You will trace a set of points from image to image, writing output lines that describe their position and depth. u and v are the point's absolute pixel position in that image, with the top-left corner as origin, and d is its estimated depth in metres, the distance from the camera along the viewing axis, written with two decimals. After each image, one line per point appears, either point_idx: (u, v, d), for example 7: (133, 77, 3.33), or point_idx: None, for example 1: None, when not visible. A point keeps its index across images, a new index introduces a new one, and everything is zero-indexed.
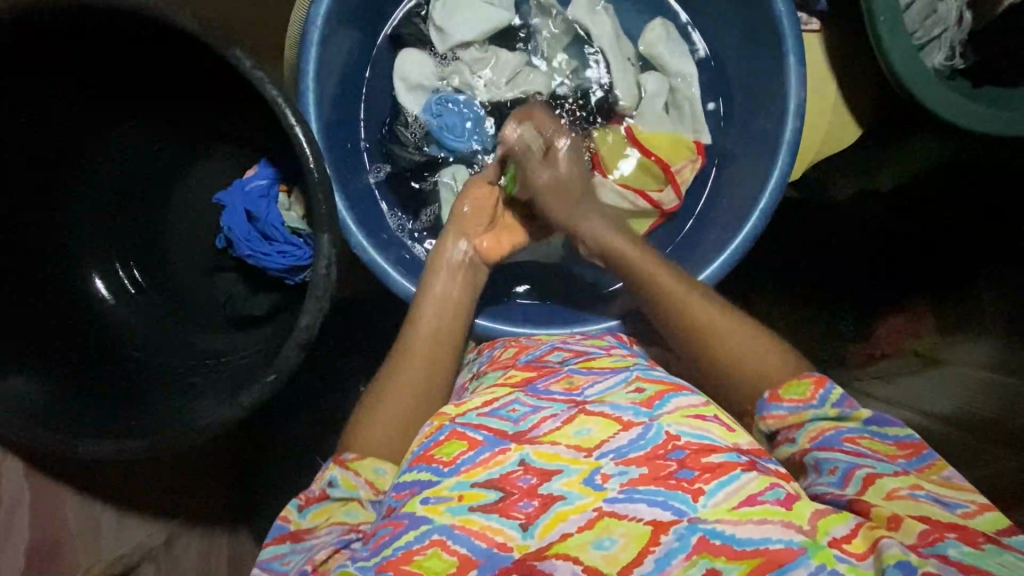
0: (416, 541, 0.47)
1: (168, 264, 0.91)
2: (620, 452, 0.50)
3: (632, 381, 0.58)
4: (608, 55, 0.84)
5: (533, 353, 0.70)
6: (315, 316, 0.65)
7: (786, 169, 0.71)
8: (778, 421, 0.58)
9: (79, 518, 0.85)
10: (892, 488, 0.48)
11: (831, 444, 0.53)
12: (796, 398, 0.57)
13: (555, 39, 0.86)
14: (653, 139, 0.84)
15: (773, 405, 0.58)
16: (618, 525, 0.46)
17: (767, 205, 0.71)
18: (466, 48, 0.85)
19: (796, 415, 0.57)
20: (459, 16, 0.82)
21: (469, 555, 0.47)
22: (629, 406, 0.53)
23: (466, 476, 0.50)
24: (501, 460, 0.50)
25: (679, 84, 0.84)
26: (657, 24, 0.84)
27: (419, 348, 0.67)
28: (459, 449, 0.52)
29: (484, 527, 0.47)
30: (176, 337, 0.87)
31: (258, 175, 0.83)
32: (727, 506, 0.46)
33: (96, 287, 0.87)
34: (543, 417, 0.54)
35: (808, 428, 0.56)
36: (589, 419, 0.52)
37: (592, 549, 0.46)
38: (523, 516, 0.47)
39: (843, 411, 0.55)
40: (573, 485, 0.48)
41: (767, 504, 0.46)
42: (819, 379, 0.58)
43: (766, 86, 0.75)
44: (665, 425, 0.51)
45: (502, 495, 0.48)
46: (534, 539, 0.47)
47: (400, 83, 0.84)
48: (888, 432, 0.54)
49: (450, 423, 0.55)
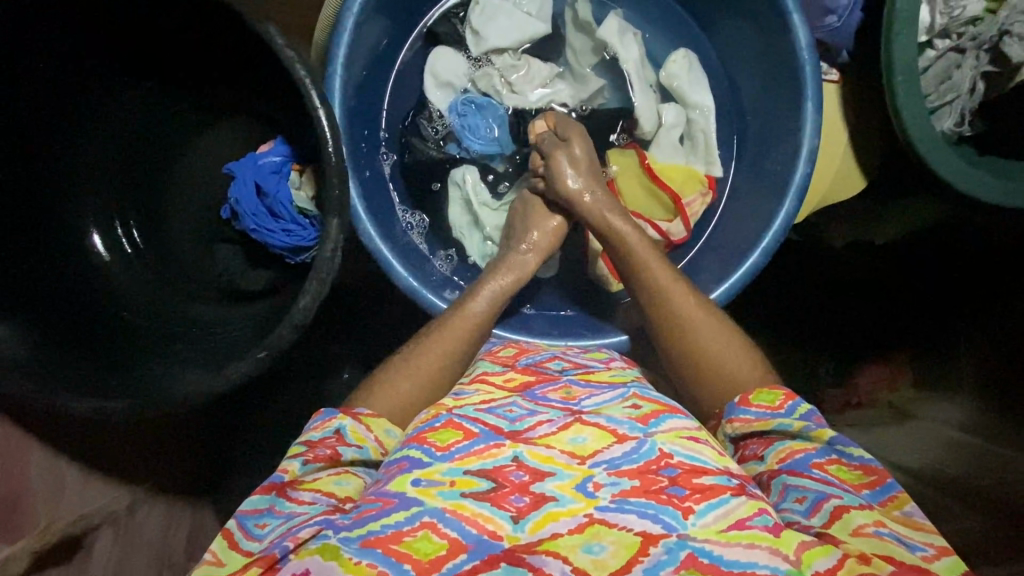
0: (406, 522, 0.47)
1: (167, 227, 0.90)
2: (612, 463, 0.52)
3: (629, 397, 0.61)
4: (633, 80, 0.81)
5: (533, 357, 0.72)
6: (314, 297, 0.65)
7: (789, 217, 0.71)
8: (744, 425, 0.60)
9: (44, 476, 0.82)
10: (859, 523, 0.48)
11: (799, 469, 0.54)
12: (764, 404, 0.60)
13: (582, 55, 0.83)
14: (668, 171, 0.81)
15: (742, 408, 0.60)
16: (608, 533, 0.46)
17: (769, 244, 0.71)
18: (499, 54, 0.83)
19: (762, 422, 0.59)
20: (496, 20, 0.80)
21: (459, 539, 0.46)
22: (626, 420, 0.56)
23: (459, 463, 0.52)
24: (494, 454, 0.53)
25: (697, 117, 0.82)
26: (681, 54, 0.81)
27: (458, 335, 0.70)
28: (453, 437, 0.54)
29: (475, 514, 0.48)
30: (168, 302, 0.86)
31: (272, 152, 0.82)
32: (715, 528, 0.46)
33: (92, 242, 0.86)
34: (539, 421, 0.56)
35: (777, 448, 0.56)
36: (584, 428, 0.55)
37: (581, 551, 0.45)
38: (514, 509, 0.48)
39: (807, 425, 0.58)
40: (564, 489, 0.49)
41: (754, 528, 0.46)
42: (789, 393, 0.61)
43: (781, 122, 0.75)
44: (658, 443, 0.53)
45: (494, 486, 0.50)
46: (524, 533, 0.47)
47: (427, 78, 0.83)
48: (852, 454, 0.55)
49: (447, 413, 0.59)
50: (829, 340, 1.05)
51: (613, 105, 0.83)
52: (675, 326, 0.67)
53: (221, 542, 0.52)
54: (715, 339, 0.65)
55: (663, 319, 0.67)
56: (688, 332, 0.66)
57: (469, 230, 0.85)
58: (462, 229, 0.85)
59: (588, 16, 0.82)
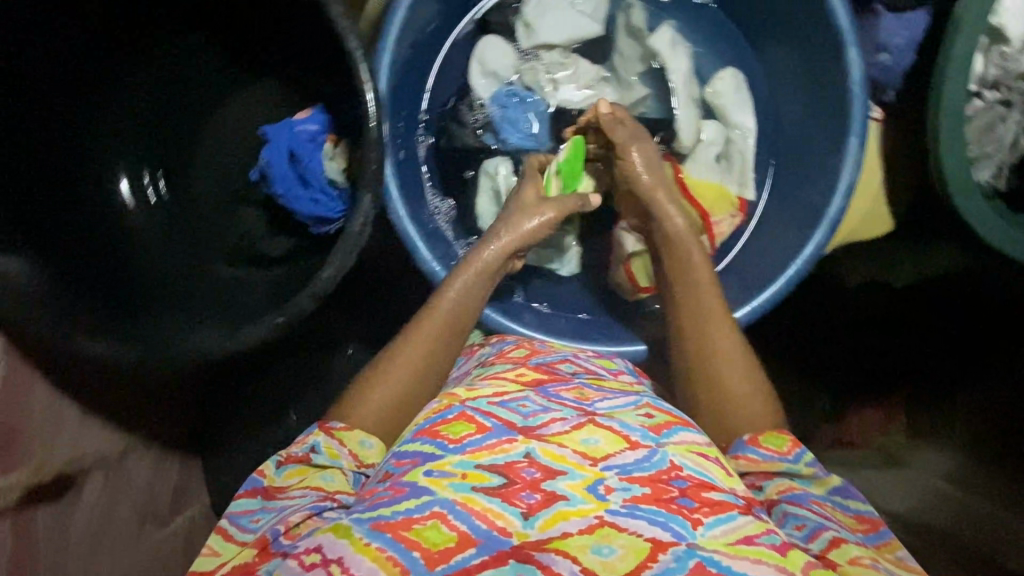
0: (417, 509, 0.48)
1: (192, 179, 0.90)
2: (625, 469, 0.52)
3: (642, 405, 0.61)
4: (678, 93, 0.81)
5: (544, 358, 0.70)
6: (338, 269, 0.65)
7: (819, 249, 0.71)
8: (750, 464, 0.59)
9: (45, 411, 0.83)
10: (857, 555, 0.50)
11: (799, 501, 0.55)
12: (772, 447, 0.59)
13: (630, 62, 0.83)
14: (699, 187, 0.81)
15: (750, 447, 0.59)
16: (618, 536, 0.47)
17: (795, 272, 0.71)
18: (548, 50, 0.83)
19: (769, 462, 0.58)
20: (550, 15, 0.81)
21: (468, 532, 0.47)
22: (639, 427, 0.56)
23: (471, 456, 0.52)
24: (506, 449, 0.53)
25: (736, 138, 0.82)
26: (728, 74, 0.82)
27: (428, 342, 0.67)
28: (466, 430, 0.54)
29: (485, 509, 0.48)
30: (187, 257, 0.87)
31: (309, 120, 0.81)
32: (724, 540, 0.47)
33: (120, 188, 0.86)
34: (552, 418, 0.56)
35: (778, 481, 0.57)
36: (597, 430, 0.55)
37: (591, 552, 0.46)
38: (524, 506, 0.49)
39: (814, 471, 0.59)
40: (576, 489, 0.50)
41: (763, 546, 0.48)
42: (795, 440, 0.60)
43: (823, 152, 0.75)
44: (670, 454, 0.54)
45: (506, 481, 0.50)
46: (533, 530, 0.48)
47: (474, 65, 0.83)
48: (851, 504, 0.57)
49: (460, 404, 0.58)
50: (833, 376, 1.05)
51: (654, 114, 0.82)
52: (699, 348, 0.65)
53: (217, 535, 0.56)
54: (737, 369, 0.64)
55: (690, 339, 0.66)
56: (711, 357, 0.64)
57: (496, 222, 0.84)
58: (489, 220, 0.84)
59: (642, 24, 0.82)
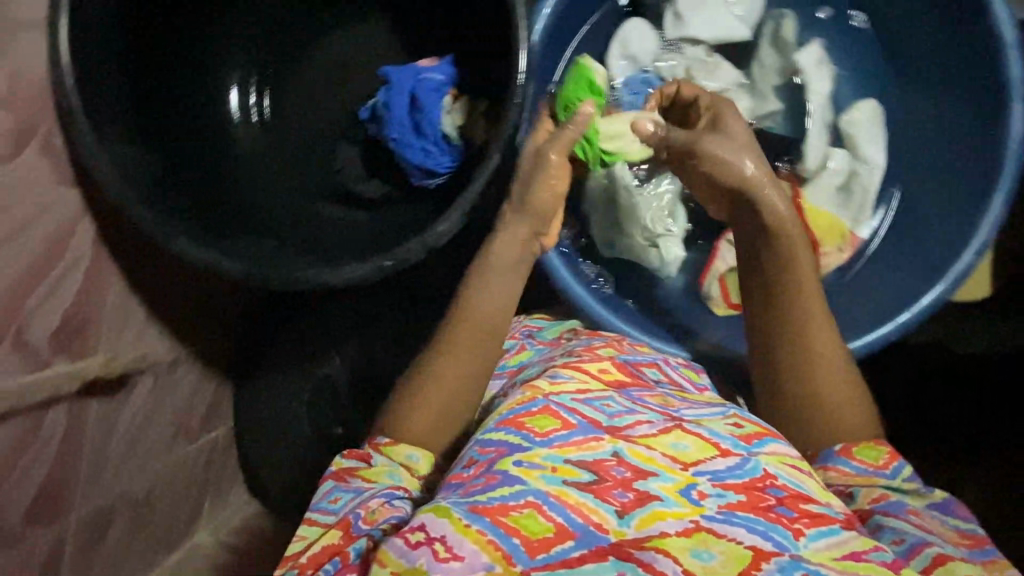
0: (512, 497, 0.46)
1: (297, 100, 0.87)
2: (717, 476, 0.51)
3: (730, 415, 0.60)
4: (812, 119, 0.78)
5: (632, 356, 0.71)
6: (453, 225, 0.66)
7: (938, 300, 0.68)
8: (840, 475, 0.58)
9: (115, 304, 0.81)
10: (964, 573, 0.47)
11: (894, 513, 0.54)
12: (867, 461, 0.58)
13: (769, 73, 0.80)
14: (817, 215, 0.78)
15: (841, 458, 0.58)
16: (717, 542, 0.45)
17: (906, 321, 0.69)
18: (692, 45, 0.80)
19: (865, 477, 0.57)
20: (702, 11, 0.79)
21: (564, 525, 0.46)
22: (729, 436, 0.55)
23: (559, 450, 0.51)
24: (594, 446, 0.52)
25: (863, 171, 0.79)
26: (869, 104, 0.79)
27: (473, 340, 0.64)
28: (552, 425, 0.53)
29: (579, 502, 0.47)
30: (278, 179, 0.86)
31: (436, 69, 0.80)
32: (828, 554, 0.46)
33: (228, 98, 0.85)
34: (637, 420, 0.56)
35: (870, 490, 0.57)
36: (684, 436, 0.54)
37: (691, 555, 0.44)
38: (617, 504, 0.48)
39: (912, 486, 0.58)
40: (668, 491, 0.49)
41: (871, 562, 0.46)
42: (892, 453, 0.59)
43: (958, 204, 0.72)
44: (762, 463, 0.53)
45: (596, 478, 0.49)
46: (630, 529, 0.46)
47: (613, 45, 0.80)
48: (951, 519, 0.55)
49: (544, 397, 0.57)
50: None
51: (782, 131, 0.81)
52: (806, 370, 0.61)
53: (306, 526, 0.57)
54: (841, 391, 0.61)
55: (794, 362, 0.62)
56: (815, 381, 0.61)
57: (601, 208, 0.83)
58: (594, 207, 0.83)
59: (790, 37, 0.79)
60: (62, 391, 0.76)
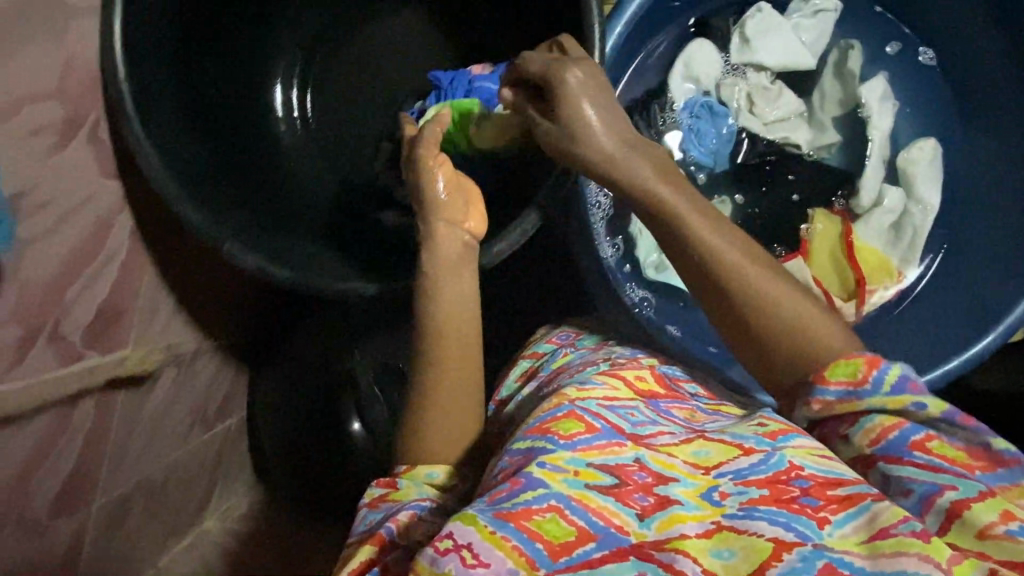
0: (535, 501, 0.46)
1: (341, 97, 0.85)
2: (739, 474, 0.49)
3: (756, 416, 0.57)
4: (874, 150, 0.77)
5: (670, 369, 0.71)
6: (513, 242, 0.66)
7: (987, 349, 0.67)
8: (827, 408, 0.49)
9: (149, 298, 0.79)
10: (986, 523, 0.42)
11: (899, 454, 0.46)
12: (844, 381, 0.49)
13: (831, 104, 0.79)
14: (864, 250, 0.78)
15: (820, 392, 0.49)
16: (738, 539, 0.44)
17: (953, 368, 0.67)
18: (756, 71, 0.77)
19: (848, 404, 0.48)
20: (771, 36, 0.75)
21: (585, 528, 0.45)
22: (752, 435, 0.52)
23: (583, 454, 0.51)
24: (616, 451, 0.52)
25: (916, 212, 0.78)
26: (930, 144, 0.78)
27: (454, 354, 0.59)
28: (577, 429, 0.53)
29: (600, 507, 0.47)
30: (320, 179, 0.84)
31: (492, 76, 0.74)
32: (855, 540, 0.43)
33: (272, 95, 0.83)
34: (661, 430, 0.56)
35: (866, 425, 0.48)
36: (707, 443, 0.54)
37: (711, 555, 0.43)
38: (638, 507, 0.48)
39: (907, 401, 0.48)
40: (689, 496, 0.48)
41: (902, 536, 0.42)
42: (871, 360, 0.49)
43: (1013, 262, 0.72)
44: (788, 454, 0.50)
45: (617, 482, 0.49)
46: (651, 531, 0.46)
47: (678, 64, 0.76)
48: (961, 431, 0.46)
49: (569, 403, 0.57)
50: None
51: (834, 163, 0.79)
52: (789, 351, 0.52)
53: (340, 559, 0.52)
54: (820, 340, 0.51)
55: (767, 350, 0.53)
56: (801, 350, 0.51)
57: (647, 231, 0.84)
58: (642, 228, 0.84)
59: (856, 68, 0.78)
60: (90, 386, 0.74)
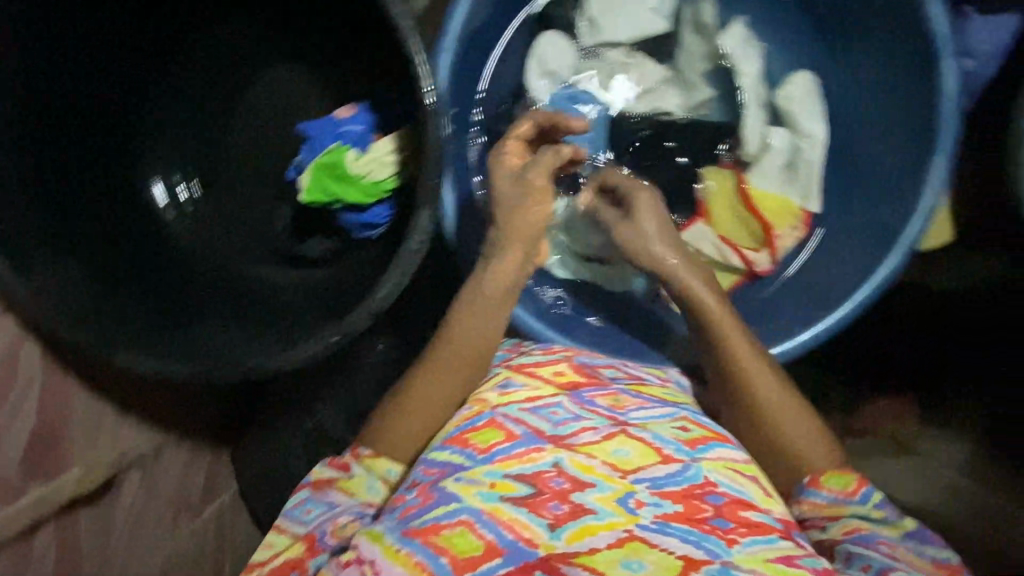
0: (445, 516, 0.50)
1: (221, 169, 0.84)
2: (656, 483, 0.54)
3: (679, 418, 0.62)
4: (745, 93, 0.80)
5: (590, 358, 0.71)
6: (393, 287, 0.63)
7: (892, 275, 0.67)
8: (813, 505, 0.60)
9: (83, 417, 0.79)
10: None
11: (865, 543, 0.56)
12: (836, 488, 0.59)
13: (697, 59, 0.81)
14: (761, 198, 0.80)
15: (813, 489, 0.60)
16: (649, 552, 0.49)
17: (862, 298, 0.68)
18: (610, 48, 0.81)
19: (835, 506, 0.59)
20: (613, 13, 0.79)
21: (494, 542, 0.49)
22: (673, 440, 0.58)
23: (499, 465, 0.53)
24: (534, 458, 0.54)
25: (804, 146, 0.79)
26: (802, 76, 0.79)
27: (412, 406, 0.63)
28: (495, 438, 0.56)
29: (512, 519, 0.50)
30: (223, 256, 0.83)
31: (352, 119, 0.76)
32: (760, 559, 0.50)
33: (152, 192, 0.82)
34: (583, 427, 0.58)
35: (843, 522, 0.58)
36: (627, 441, 0.57)
37: (620, 566, 0.48)
38: (551, 517, 0.50)
39: (883, 514, 0.59)
40: (605, 502, 0.52)
41: (802, 568, 0.50)
42: (861, 480, 0.60)
43: (897, 175, 0.71)
44: (705, 470, 0.56)
45: (534, 491, 0.52)
46: (560, 542, 0.49)
47: (531, 64, 0.79)
48: (927, 548, 0.57)
49: (490, 410, 0.59)
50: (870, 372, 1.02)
51: (715, 117, 0.82)
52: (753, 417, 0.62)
53: (274, 531, 0.61)
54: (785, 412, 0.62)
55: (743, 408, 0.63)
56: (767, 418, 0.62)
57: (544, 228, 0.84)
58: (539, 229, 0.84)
59: (711, 20, 0.80)
60: (44, 513, 0.76)
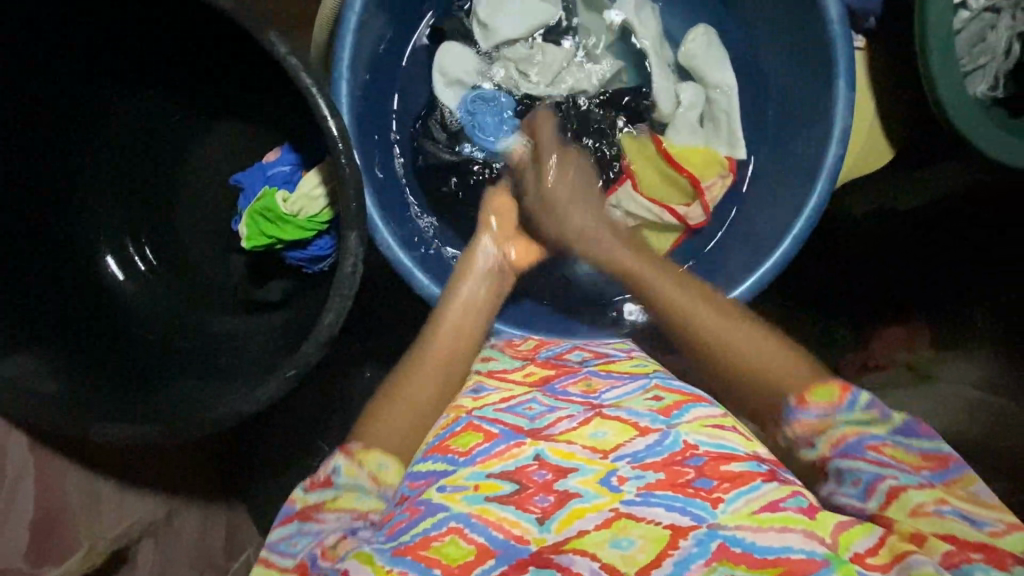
0: (433, 528, 0.47)
1: (176, 236, 0.88)
2: (636, 456, 0.50)
3: (650, 389, 0.59)
4: (650, 57, 0.85)
5: (552, 350, 0.72)
6: (338, 314, 0.64)
7: (823, 199, 0.70)
8: (805, 426, 0.54)
9: (82, 493, 0.81)
10: (917, 503, 0.47)
11: (853, 452, 0.50)
12: (823, 402, 0.54)
13: (596, 33, 0.87)
14: (684, 153, 0.83)
15: (801, 411, 0.54)
16: (634, 526, 0.46)
17: (800, 230, 0.70)
18: (510, 45, 0.85)
19: (823, 422, 0.53)
20: (503, 10, 0.84)
21: (485, 544, 0.46)
22: (647, 412, 0.54)
23: (483, 466, 0.51)
24: (516, 454, 0.51)
25: (717, 97, 0.84)
26: (700, 30, 0.83)
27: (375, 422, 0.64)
28: (475, 440, 0.54)
29: (500, 518, 0.47)
30: (189, 318, 0.86)
31: (280, 161, 0.80)
32: (746, 511, 0.46)
33: (106, 265, 0.85)
34: (559, 417, 0.55)
35: (829, 432, 0.52)
36: (603, 423, 0.53)
37: (609, 547, 0.45)
38: (538, 510, 0.47)
39: (875, 415, 0.52)
40: (588, 484, 0.49)
41: (788, 511, 0.46)
42: (845, 385, 0.54)
43: (806, 110, 0.75)
44: (682, 433, 0.52)
45: (518, 488, 0.49)
46: (550, 533, 0.46)
47: (437, 77, 0.85)
48: (914, 441, 0.51)
49: (466, 415, 0.58)
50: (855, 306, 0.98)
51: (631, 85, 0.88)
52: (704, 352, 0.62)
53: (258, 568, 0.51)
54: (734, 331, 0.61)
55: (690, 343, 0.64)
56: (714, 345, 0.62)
57: None
58: None
59: None
60: None
